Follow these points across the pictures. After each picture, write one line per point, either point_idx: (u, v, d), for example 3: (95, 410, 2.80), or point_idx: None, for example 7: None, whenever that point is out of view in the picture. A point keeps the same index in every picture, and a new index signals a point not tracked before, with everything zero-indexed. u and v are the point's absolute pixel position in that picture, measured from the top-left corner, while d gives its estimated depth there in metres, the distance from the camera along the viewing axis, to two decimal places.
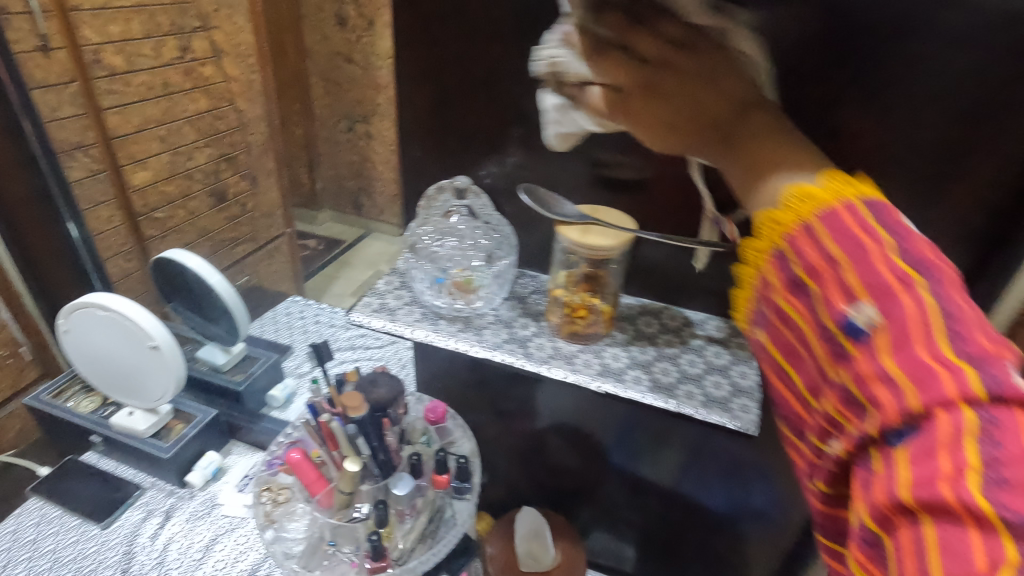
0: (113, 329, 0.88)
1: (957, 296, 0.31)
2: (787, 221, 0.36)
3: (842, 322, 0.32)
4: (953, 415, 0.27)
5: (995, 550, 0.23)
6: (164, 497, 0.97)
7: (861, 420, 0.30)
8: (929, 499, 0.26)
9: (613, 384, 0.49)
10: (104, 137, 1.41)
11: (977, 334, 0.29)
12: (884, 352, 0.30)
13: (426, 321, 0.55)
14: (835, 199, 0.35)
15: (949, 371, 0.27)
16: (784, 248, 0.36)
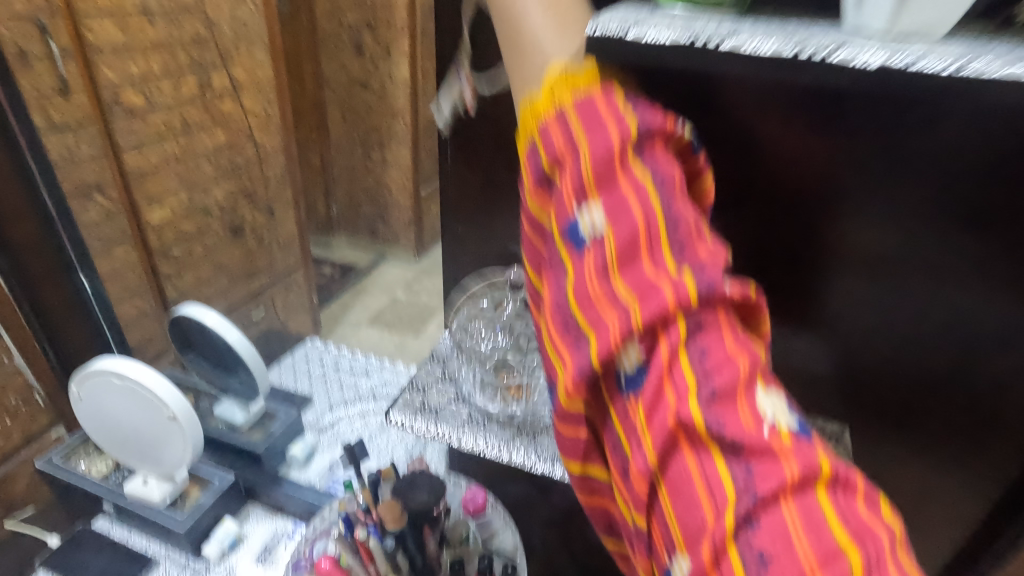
0: (129, 398, 0.83)
1: (676, 202, 0.34)
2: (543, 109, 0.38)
3: (574, 232, 0.34)
4: (669, 333, 0.30)
5: (710, 472, 0.28)
6: (178, 571, 0.91)
7: (587, 338, 0.32)
8: (658, 434, 0.29)
9: None
10: (122, 178, 1.38)
11: (693, 244, 0.33)
12: (610, 263, 0.32)
13: (475, 427, 0.49)
14: (589, 102, 0.37)
15: (669, 283, 0.30)
16: (540, 149, 0.37)
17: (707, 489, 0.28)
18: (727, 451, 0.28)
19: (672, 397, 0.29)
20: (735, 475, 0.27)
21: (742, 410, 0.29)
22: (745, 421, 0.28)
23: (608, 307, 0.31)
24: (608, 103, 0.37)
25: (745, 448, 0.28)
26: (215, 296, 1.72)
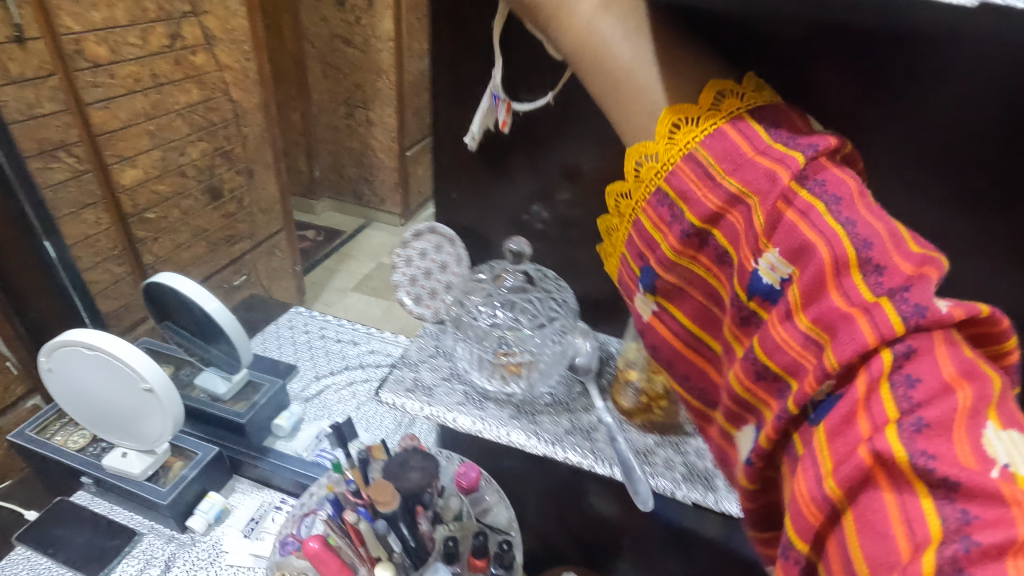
0: (102, 370, 0.79)
1: (862, 216, 0.31)
2: (668, 156, 0.38)
3: (752, 281, 0.34)
4: (870, 364, 0.28)
5: (910, 512, 0.25)
6: (163, 544, 0.89)
7: (785, 387, 0.32)
8: (846, 464, 0.27)
9: (698, 493, 0.46)
10: (89, 135, 1.30)
11: (891, 259, 0.29)
12: (793, 302, 0.32)
13: (471, 405, 0.53)
14: (719, 133, 0.37)
15: (862, 314, 0.29)
16: (680, 201, 0.37)
17: (903, 527, 0.25)
18: (936, 488, 0.25)
19: (865, 428, 0.27)
20: (944, 517, 0.24)
21: (961, 443, 0.25)
22: (965, 454, 0.25)
23: (802, 349, 0.31)
24: (742, 131, 0.37)
25: (962, 488, 0.24)
26: (194, 261, 1.66)
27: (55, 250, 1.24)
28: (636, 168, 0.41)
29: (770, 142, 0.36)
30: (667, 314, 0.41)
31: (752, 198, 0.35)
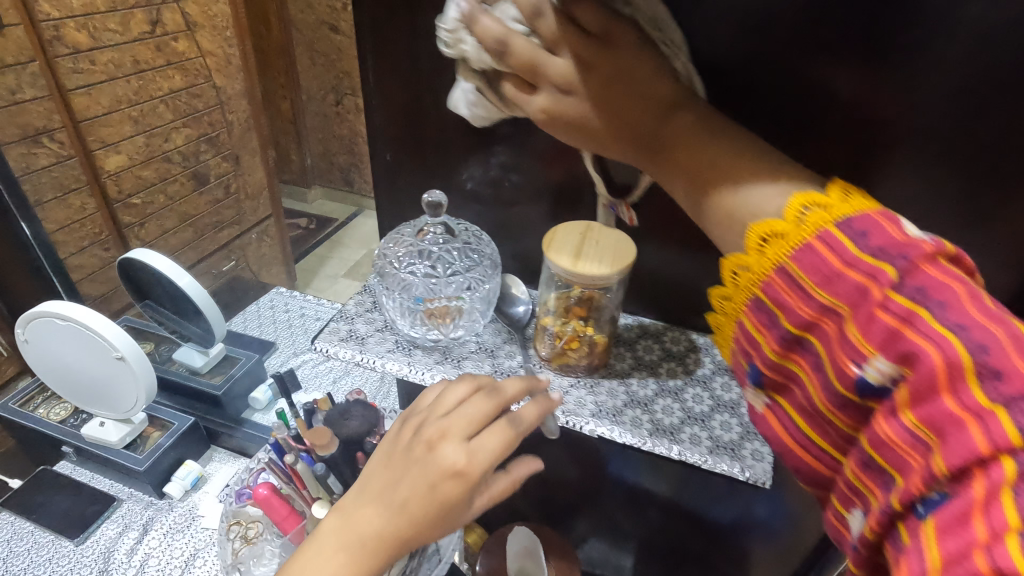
0: (75, 340, 0.82)
1: (975, 319, 0.28)
2: (760, 269, 0.35)
3: (854, 386, 0.31)
4: (989, 471, 0.25)
5: None
6: (141, 509, 0.93)
7: (888, 488, 0.30)
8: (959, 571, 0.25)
9: (609, 429, 0.43)
10: (71, 121, 1.33)
11: (1012, 364, 0.26)
12: (899, 402, 0.29)
13: (400, 352, 0.49)
14: (809, 244, 0.32)
15: (976, 422, 0.26)
16: (775, 310, 0.34)
17: None
18: None
19: (982, 532, 0.25)
20: None
21: None
22: None
23: (908, 449, 0.29)
24: (829, 240, 0.32)
25: None
26: (181, 246, 1.69)
27: (32, 231, 1.26)
28: (732, 277, 0.37)
29: (862, 246, 0.31)
30: (784, 411, 0.36)
31: (845, 309, 0.31)
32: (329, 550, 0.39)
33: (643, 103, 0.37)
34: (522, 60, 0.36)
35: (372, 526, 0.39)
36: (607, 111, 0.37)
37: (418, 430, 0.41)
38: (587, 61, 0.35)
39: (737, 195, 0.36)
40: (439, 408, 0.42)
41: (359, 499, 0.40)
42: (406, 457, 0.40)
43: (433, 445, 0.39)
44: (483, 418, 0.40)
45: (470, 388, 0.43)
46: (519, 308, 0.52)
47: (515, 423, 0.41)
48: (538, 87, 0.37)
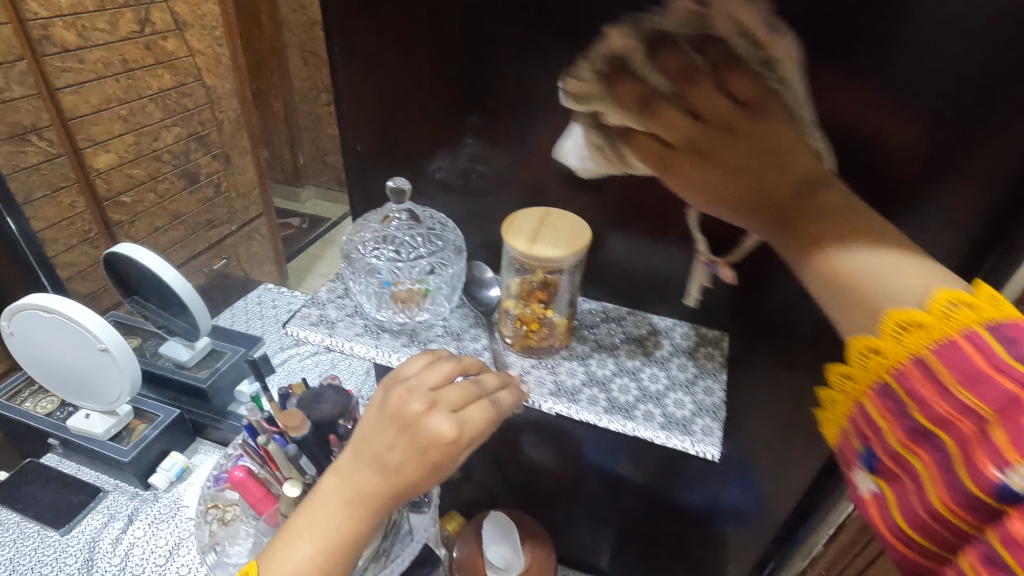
0: (60, 332, 0.83)
1: None
2: (895, 355, 0.33)
3: (981, 489, 0.27)
4: None
5: None
6: (127, 500, 0.94)
7: None
8: None
9: (566, 406, 0.45)
10: (60, 119, 1.34)
11: None
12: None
13: (368, 336, 0.50)
14: (961, 334, 0.30)
15: None
16: (907, 400, 0.32)
17: None
18: None
19: None
20: None
21: None
22: None
23: None
24: (976, 338, 0.29)
25: None
26: (172, 244, 1.70)
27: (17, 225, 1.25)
28: (861, 359, 0.36)
29: (1014, 351, 0.28)
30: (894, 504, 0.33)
31: (985, 410, 0.28)
32: (330, 504, 0.41)
33: (778, 173, 0.37)
34: (662, 121, 0.36)
35: (369, 489, 0.40)
36: (739, 176, 0.37)
37: (402, 402, 0.41)
38: (734, 127, 0.36)
39: (849, 261, 0.36)
40: (424, 383, 0.41)
41: (354, 460, 0.41)
42: (394, 429, 0.40)
43: (419, 420, 0.39)
44: (465, 395, 0.41)
45: (449, 369, 0.43)
46: (489, 293, 0.53)
47: (494, 405, 0.42)
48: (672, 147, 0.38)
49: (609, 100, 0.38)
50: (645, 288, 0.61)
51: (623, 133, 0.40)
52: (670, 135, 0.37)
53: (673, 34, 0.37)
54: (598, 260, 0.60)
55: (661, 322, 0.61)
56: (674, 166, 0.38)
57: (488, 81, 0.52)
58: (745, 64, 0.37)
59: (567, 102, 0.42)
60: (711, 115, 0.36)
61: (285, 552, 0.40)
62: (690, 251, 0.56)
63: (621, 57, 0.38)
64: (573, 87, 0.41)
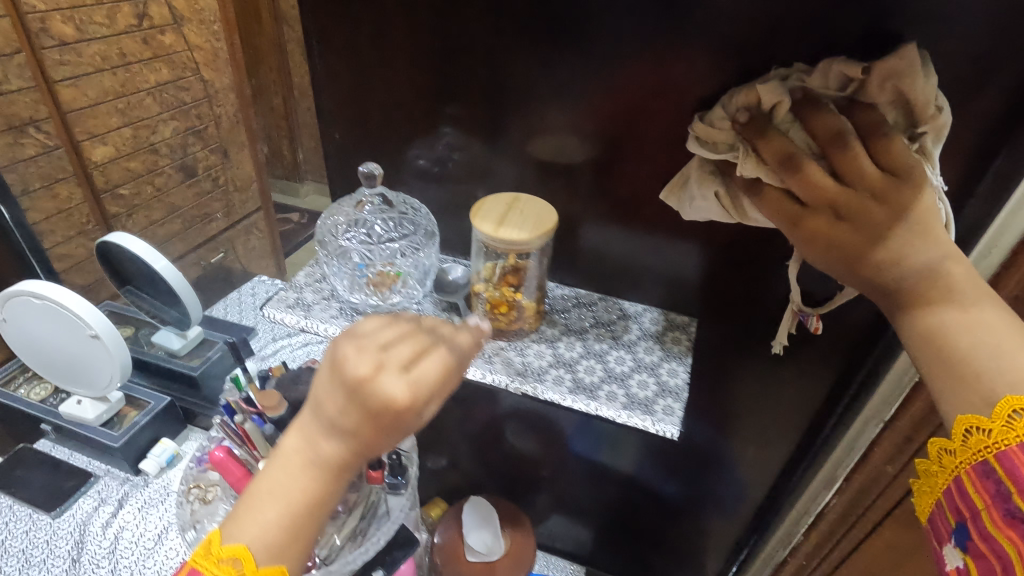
0: (52, 318, 0.84)
1: None
2: (1003, 436, 0.36)
3: None
4: None
5: None
6: (117, 485, 0.95)
7: None
8: None
9: (532, 386, 0.46)
10: (58, 111, 1.35)
11: None
12: None
13: (342, 318, 0.51)
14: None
15: None
16: (1009, 482, 0.35)
17: None
18: None
19: None
20: None
21: None
22: None
23: None
24: None
25: None
26: (169, 237, 1.72)
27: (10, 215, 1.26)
28: (962, 436, 0.38)
29: None
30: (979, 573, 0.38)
31: None
32: (289, 467, 0.41)
33: (914, 241, 0.40)
34: (807, 181, 0.40)
35: (330, 449, 0.40)
36: (871, 240, 0.40)
37: (348, 363, 0.39)
38: (879, 193, 0.40)
39: (929, 318, 0.40)
40: (370, 343, 0.39)
41: (310, 424, 0.41)
42: (343, 395, 0.39)
43: (368, 382, 0.38)
44: (418, 349, 0.40)
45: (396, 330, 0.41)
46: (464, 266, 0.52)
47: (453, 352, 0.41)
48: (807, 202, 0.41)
49: (749, 149, 0.43)
50: (618, 275, 0.62)
51: (752, 181, 0.44)
52: (802, 188, 0.41)
53: (819, 99, 0.42)
54: (574, 247, 0.61)
55: (631, 307, 0.62)
56: (798, 216, 0.42)
57: (461, 69, 0.53)
58: (896, 136, 0.40)
59: (693, 142, 0.47)
60: (857, 178, 0.40)
61: (250, 519, 0.41)
62: (660, 237, 0.58)
63: (765, 113, 0.43)
64: (702, 133, 0.46)
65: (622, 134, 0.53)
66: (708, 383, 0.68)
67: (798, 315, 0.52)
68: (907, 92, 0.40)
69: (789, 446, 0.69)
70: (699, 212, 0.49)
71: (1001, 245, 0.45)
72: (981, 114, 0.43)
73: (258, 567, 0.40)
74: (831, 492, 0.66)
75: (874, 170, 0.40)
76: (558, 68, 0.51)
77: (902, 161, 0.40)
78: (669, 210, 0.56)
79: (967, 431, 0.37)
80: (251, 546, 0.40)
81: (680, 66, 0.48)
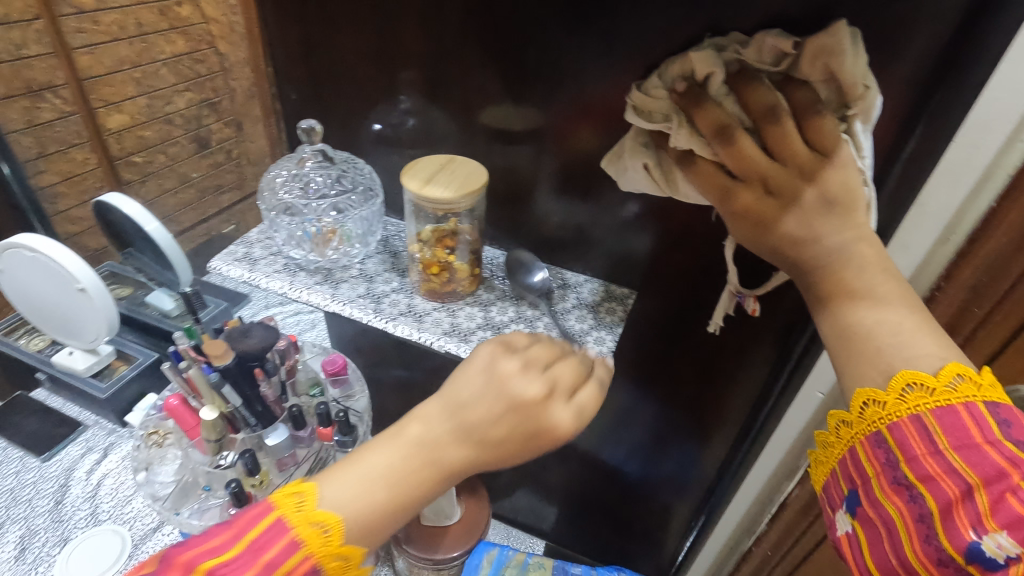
0: (42, 271, 0.88)
1: None
2: (894, 410, 0.37)
3: (973, 554, 0.34)
4: None
5: None
6: (105, 435, 1.00)
7: None
8: None
9: (456, 344, 0.47)
10: (74, 78, 1.39)
11: None
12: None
13: (285, 273, 0.53)
14: (954, 407, 0.35)
15: None
16: (897, 452, 0.37)
17: None
18: None
19: None
20: None
21: None
22: None
23: None
24: (976, 415, 0.35)
25: None
26: (180, 207, 1.76)
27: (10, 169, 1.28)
28: (860, 409, 0.39)
29: (1005, 432, 0.34)
30: (868, 540, 0.41)
31: (976, 481, 0.34)
32: (416, 465, 0.41)
33: (838, 224, 0.39)
34: (737, 153, 0.39)
35: (457, 449, 0.41)
36: (797, 221, 0.39)
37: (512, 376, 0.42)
38: (807, 171, 0.38)
39: (844, 305, 0.40)
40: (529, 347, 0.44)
41: (442, 422, 0.42)
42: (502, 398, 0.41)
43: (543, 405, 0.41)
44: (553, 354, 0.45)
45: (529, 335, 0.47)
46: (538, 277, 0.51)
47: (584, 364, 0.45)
48: (739, 176, 0.40)
49: (684, 120, 0.41)
50: (572, 246, 0.62)
51: (684, 153, 0.42)
52: (732, 161, 0.39)
53: (755, 71, 0.40)
54: (529, 217, 0.62)
55: (574, 277, 0.62)
56: (729, 193, 0.40)
57: (405, 31, 0.54)
58: (828, 115, 0.38)
59: (627, 112, 0.44)
60: (788, 155, 0.38)
61: (352, 490, 0.39)
62: (602, 212, 0.58)
63: (701, 84, 0.40)
64: (638, 101, 0.43)
65: (568, 101, 0.52)
66: (657, 361, 0.68)
67: (736, 296, 0.52)
68: (840, 71, 0.37)
69: (739, 429, 0.69)
70: (629, 185, 0.47)
71: (956, 234, 0.45)
72: (921, 90, 0.42)
73: (341, 547, 0.39)
74: (793, 482, 0.69)
75: (800, 151, 0.38)
76: (498, 34, 0.51)
77: (831, 141, 0.38)
78: (609, 182, 0.56)
79: (865, 407, 0.39)
80: (342, 523, 0.39)
81: (620, 34, 0.47)
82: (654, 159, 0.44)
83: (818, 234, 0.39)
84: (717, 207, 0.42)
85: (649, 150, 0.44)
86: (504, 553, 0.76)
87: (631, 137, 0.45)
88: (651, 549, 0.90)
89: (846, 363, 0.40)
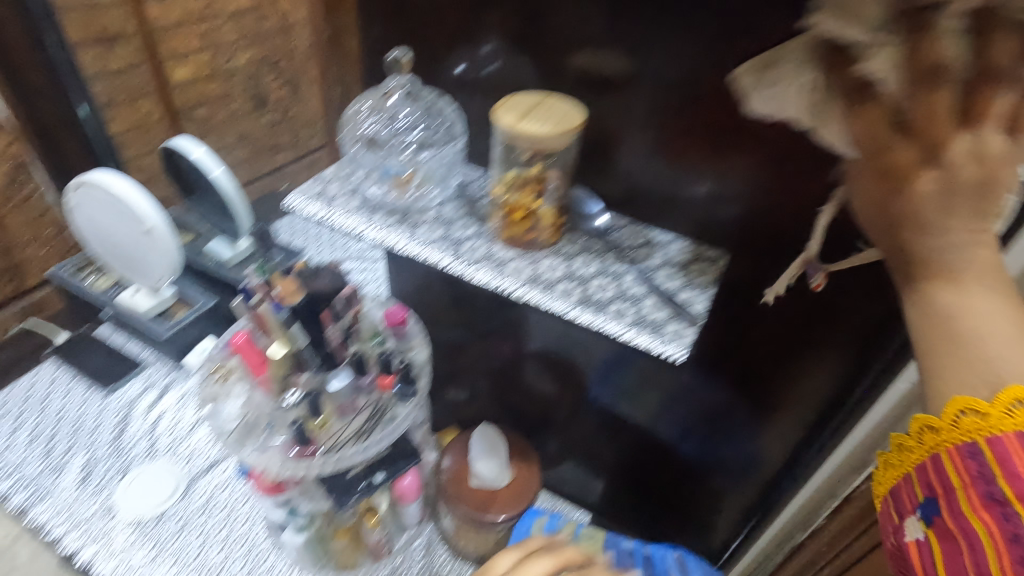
0: (113, 209, 0.90)
1: None
2: (997, 424, 0.35)
3: None
4: None
5: None
6: (164, 374, 1.02)
7: None
8: None
9: (539, 294, 0.45)
10: (143, 28, 1.34)
11: None
12: None
13: (362, 212, 0.52)
14: None
15: None
16: (995, 466, 0.35)
17: None
18: None
19: None
20: None
21: None
22: None
23: None
24: None
25: None
26: (236, 164, 1.69)
27: (86, 112, 1.32)
28: (951, 419, 0.37)
29: None
30: (944, 556, 0.38)
31: None
32: None
33: (976, 216, 0.34)
34: (928, 105, 0.31)
35: None
36: (948, 203, 0.33)
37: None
38: (985, 155, 0.32)
39: (944, 297, 0.35)
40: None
41: None
42: None
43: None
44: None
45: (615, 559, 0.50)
46: (599, 221, 0.51)
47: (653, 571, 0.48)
48: (908, 130, 0.33)
49: (893, 39, 0.31)
50: (656, 204, 0.58)
51: (857, 85, 0.34)
52: (918, 110, 0.32)
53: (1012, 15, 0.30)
54: (609, 172, 0.59)
55: (661, 237, 0.58)
56: (885, 145, 0.34)
57: None
58: None
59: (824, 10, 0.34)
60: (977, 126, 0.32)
61: None
62: (689, 169, 0.54)
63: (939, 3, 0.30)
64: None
65: (671, 43, 0.48)
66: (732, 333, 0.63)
67: (807, 266, 0.45)
68: None
69: (818, 416, 0.64)
70: (760, 105, 0.40)
71: None
72: None
73: None
74: (862, 477, 0.66)
75: (996, 121, 0.32)
76: None
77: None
78: (705, 137, 0.51)
79: (960, 416, 0.36)
80: None
81: None
82: (814, 77, 0.36)
83: (955, 220, 0.34)
84: (851, 154, 0.36)
85: (813, 67, 0.36)
86: (554, 520, 0.75)
87: (796, 45, 0.37)
88: (698, 534, 0.87)
89: (939, 356, 0.36)
